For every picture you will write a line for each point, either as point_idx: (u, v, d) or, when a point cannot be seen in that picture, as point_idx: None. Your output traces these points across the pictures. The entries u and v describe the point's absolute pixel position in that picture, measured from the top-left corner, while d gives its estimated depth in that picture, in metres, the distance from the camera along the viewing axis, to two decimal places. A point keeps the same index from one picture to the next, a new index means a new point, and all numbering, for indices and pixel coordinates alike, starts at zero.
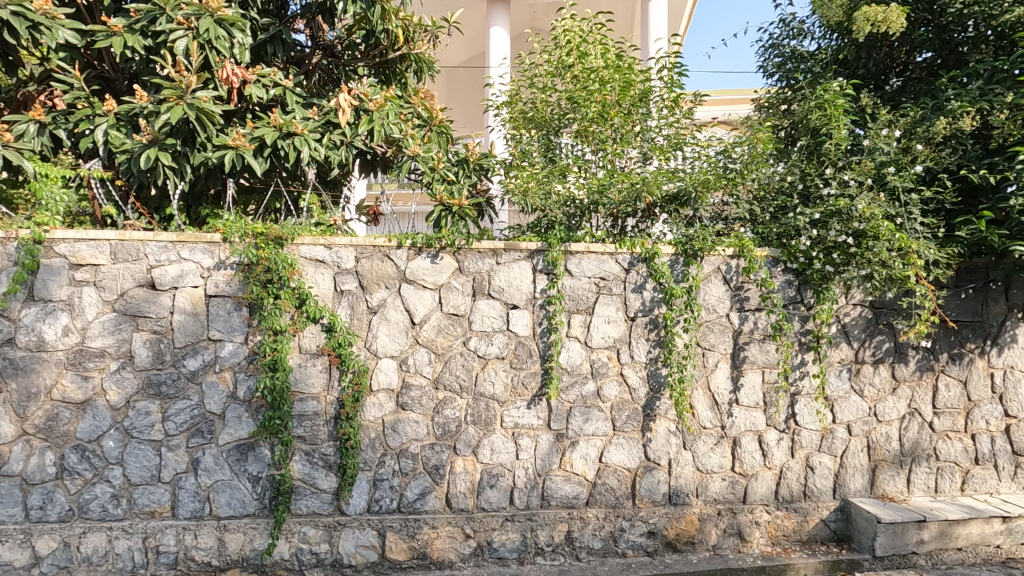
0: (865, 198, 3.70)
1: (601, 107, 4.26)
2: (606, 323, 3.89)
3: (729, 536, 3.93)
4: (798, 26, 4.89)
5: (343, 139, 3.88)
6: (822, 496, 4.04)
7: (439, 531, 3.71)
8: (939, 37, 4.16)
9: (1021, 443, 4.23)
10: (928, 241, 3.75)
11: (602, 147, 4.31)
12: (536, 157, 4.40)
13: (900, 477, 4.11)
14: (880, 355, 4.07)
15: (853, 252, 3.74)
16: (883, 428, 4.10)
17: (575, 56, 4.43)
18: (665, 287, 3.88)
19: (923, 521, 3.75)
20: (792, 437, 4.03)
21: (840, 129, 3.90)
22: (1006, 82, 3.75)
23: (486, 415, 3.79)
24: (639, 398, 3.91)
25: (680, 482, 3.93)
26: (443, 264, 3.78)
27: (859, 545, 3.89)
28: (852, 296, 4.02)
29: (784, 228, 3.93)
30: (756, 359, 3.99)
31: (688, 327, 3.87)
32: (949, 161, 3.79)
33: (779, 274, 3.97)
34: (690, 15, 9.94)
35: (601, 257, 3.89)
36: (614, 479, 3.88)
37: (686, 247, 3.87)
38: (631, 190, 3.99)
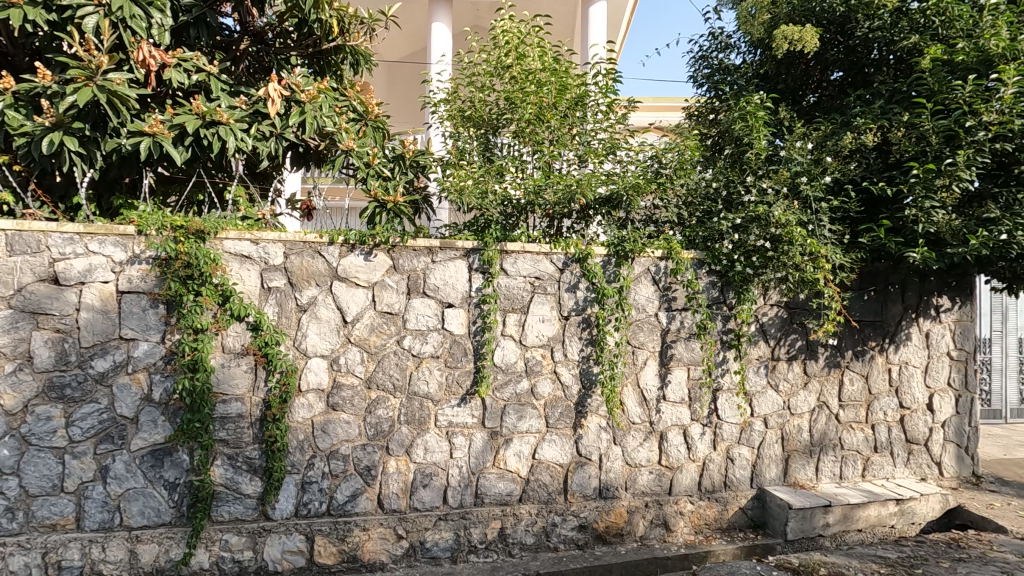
0: (782, 205, 3.94)
1: (536, 109, 4.31)
2: (541, 322, 3.95)
3: (656, 526, 4.09)
4: (725, 40, 5.16)
5: (272, 130, 3.75)
6: (741, 485, 4.28)
7: (370, 532, 3.65)
8: (849, 58, 4.49)
9: (913, 431, 4.64)
10: (835, 247, 4.04)
11: (538, 149, 4.35)
12: (473, 156, 4.42)
13: (810, 465, 4.42)
14: (793, 352, 4.36)
15: (770, 256, 3.98)
16: (795, 421, 4.39)
17: (514, 57, 4.47)
18: (597, 286, 3.99)
19: (828, 505, 4.04)
20: (714, 431, 4.24)
21: (761, 139, 4.16)
22: (903, 102, 4.10)
23: (420, 414, 3.76)
24: (572, 395, 4.00)
25: (610, 476, 4.05)
26: (376, 262, 3.72)
27: (773, 531, 4.15)
28: (770, 296, 4.28)
29: (709, 231, 4.14)
30: (682, 357, 4.17)
31: (619, 326, 3.99)
32: (855, 174, 4.11)
33: (704, 276, 4.18)
34: (629, 24, 10.25)
35: (536, 257, 3.95)
36: (546, 475, 3.95)
37: (618, 249, 4.00)
38: (565, 191, 4.05)
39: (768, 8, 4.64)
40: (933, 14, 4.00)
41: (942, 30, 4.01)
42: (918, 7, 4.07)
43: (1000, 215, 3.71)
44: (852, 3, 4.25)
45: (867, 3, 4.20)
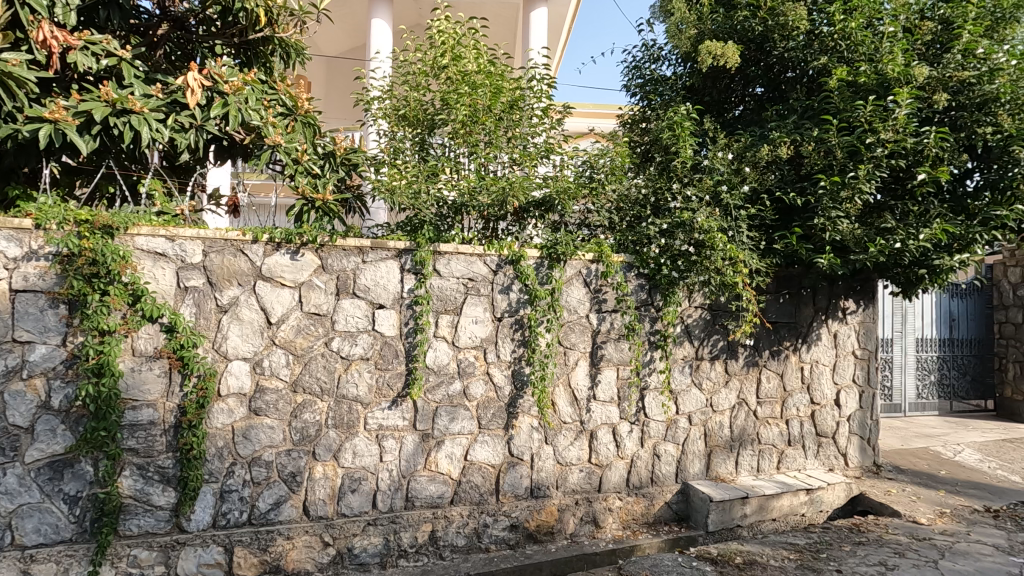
0: (705, 212, 4.13)
1: (470, 111, 4.29)
2: (474, 323, 3.96)
3: (585, 523, 4.18)
4: (656, 52, 5.36)
5: (192, 122, 3.54)
6: (666, 481, 4.44)
7: (295, 541, 3.53)
8: (767, 75, 4.84)
9: (823, 425, 4.98)
10: (753, 252, 4.28)
11: (473, 150, 4.33)
12: (409, 156, 4.40)
13: (730, 459, 4.65)
14: (715, 352, 4.59)
15: (694, 260, 4.16)
16: (717, 418, 4.61)
17: (450, 58, 4.44)
18: (529, 289, 4.03)
19: (746, 497, 4.27)
20: (641, 428, 4.38)
21: (687, 148, 4.36)
22: (813, 119, 4.40)
23: (348, 418, 3.68)
24: (504, 396, 4.03)
25: (542, 475, 4.11)
26: (303, 262, 3.60)
27: (695, 523, 4.34)
28: (694, 299, 4.49)
29: (638, 236, 4.28)
30: (612, 357, 4.30)
31: (551, 327, 4.05)
32: (771, 183, 4.38)
33: (633, 278, 4.32)
34: (569, 32, 10.47)
35: (469, 258, 3.95)
36: (478, 477, 3.95)
37: (550, 251, 4.06)
38: (499, 193, 4.06)
39: (695, 24, 4.87)
40: (840, 38, 4.31)
41: (848, 53, 4.31)
42: (828, 30, 4.36)
43: (895, 225, 4.03)
44: (769, 24, 4.53)
45: (783, 25, 4.48)
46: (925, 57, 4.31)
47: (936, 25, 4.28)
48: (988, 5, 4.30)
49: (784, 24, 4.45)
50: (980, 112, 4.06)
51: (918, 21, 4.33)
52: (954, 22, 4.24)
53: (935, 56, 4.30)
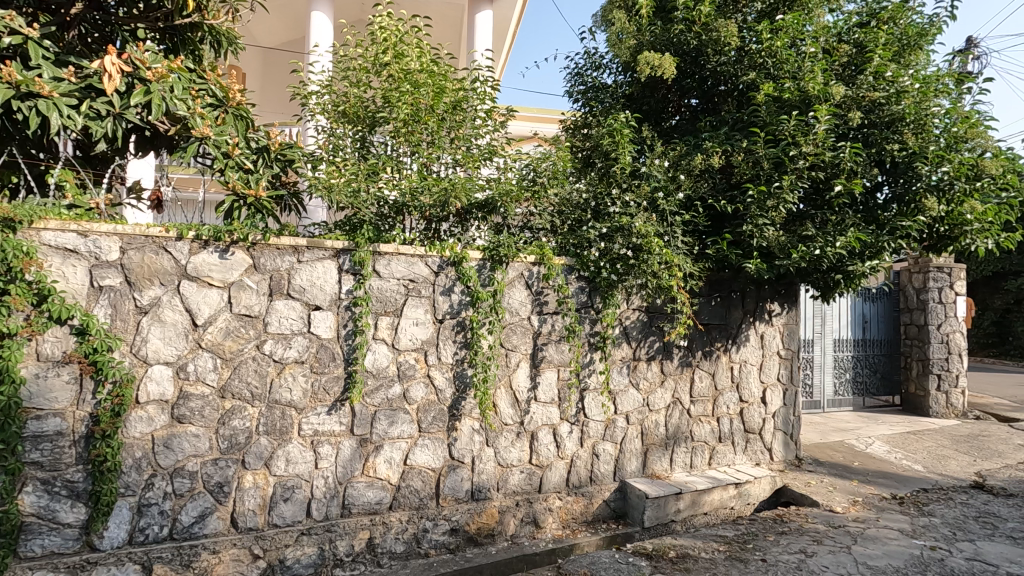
0: (642, 217, 4.24)
1: (412, 110, 4.22)
2: (414, 325, 3.90)
3: (525, 524, 4.20)
4: (597, 60, 5.48)
5: (110, 109, 3.29)
6: (605, 479, 4.54)
7: (221, 555, 3.35)
8: (701, 87, 5.05)
9: (750, 422, 5.24)
10: (687, 257, 4.44)
11: (415, 150, 4.26)
12: (348, 153, 4.28)
13: (665, 456, 4.80)
14: (652, 353, 4.74)
15: (632, 263, 4.26)
16: (653, 417, 4.76)
17: (392, 55, 4.36)
18: (471, 290, 4.02)
19: (679, 493, 4.42)
20: (581, 428, 4.46)
21: (625, 155, 4.49)
22: (743, 130, 4.65)
23: (281, 424, 3.53)
24: (445, 399, 3.99)
25: (482, 478, 4.09)
26: (233, 261, 3.43)
27: (632, 520, 4.45)
28: (632, 302, 4.63)
29: (579, 239, 4.36)
30: (553, 359, 4.34)
31: (492, 329, 4.03)
32: (704, 191, 4.58)
33: (574, 281, 4.40)
34: (513, 36, 10.57)
35: (410, 259, 3.89)
36: (418, 481, 3.89)
37: (492, 253, 4.06)
38: (441, 194, 4.01)
39: (634, 35, 5.04)
40: (767, 55, 4.58)
41: (774, 69, 4.58)
42: (756, 48, 4.63)
43: (815, 233, 4.30)
44: (703, 38, 4.76)
45: (715, 40, 4.70)
46: (841, 77, 4.65)
47: (851, 49, 4.62)
48: (895, 32, 4.68)
49: (717, 40, 4.68)
50: (888, 130, 4.41)
51: (835, 43, 4.67)
52: (867, 46, 4.58)
53: (850, 76, 4.63)
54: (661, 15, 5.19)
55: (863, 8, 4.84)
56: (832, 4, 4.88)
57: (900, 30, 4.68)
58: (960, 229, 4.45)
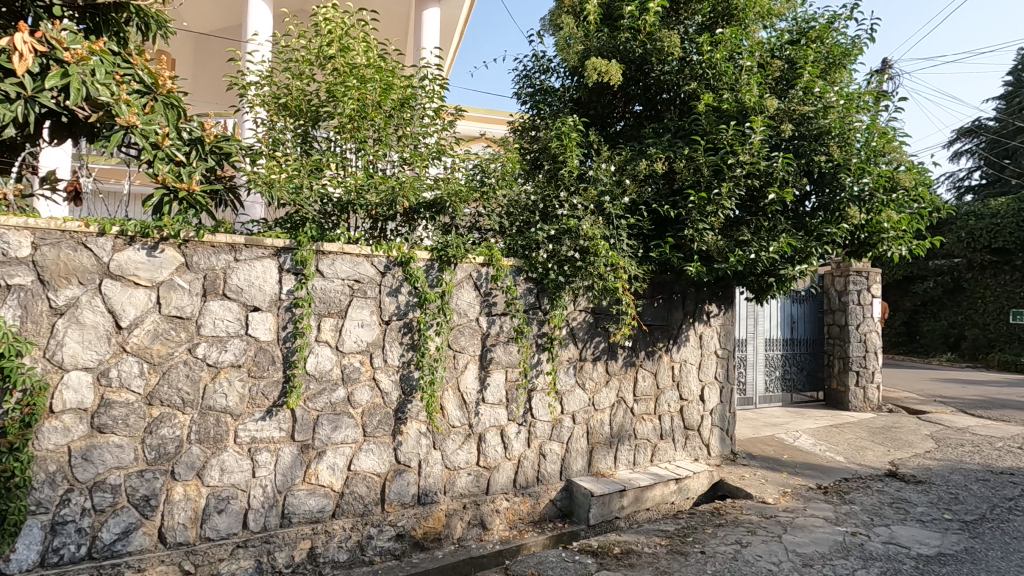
0: (589, 220, 4.30)
1: (358, 105, 4.09)
2: (359, 327, 3.80)
3: (472, 527, 4.18)
4: (545, 63, 5.54)
5: (20, 92, 2.98)
6: (551, 479, 4.59)
7: (148, 573, 3.13)
8: (645, 94, 5.20)
9: (690, 419, 5.43)
10: (632, 259, 4.55)
11: (361, 147, 4.14)
12: (290, 148, 4.12)
13: (610, 455, 4.91)
14: (597, 353, 4.84)
15: (579, 265, 4.32)
16: (598, 416, 4.85)
17: (337, 48, 4.21)
18: (419, 291, 3.95)
19: (623, 490, 4.52)
20: (528, 429, 4.48)
21: (573, 158, 4.53)
22: (684, 138, 4.83)
23: (215, 431, 3.34)
24: (391, 402, 3.90)
25: (429, 481, 4.03)
26: (162, 259, 3.22)
27: (578, 518, 4.52)
28: (578, 303, 4.71)
29: (527, 241, 4.38)
30: (500, 360, 4.34)
31: (440, 331, 3.97)
32: (647, 196, 4.71)
33: (522, 282, 4.42)
34: (461, 35, 10.52)
35: (356, 259, 3.78)
36: (362, 487, 3.79)
37: (441, 254, 4.01)
38: (387, 193, 3.93)
39: (582, 40, 5.14)
40: (707, 66, 4.77)
41: (713, 81, 4.78)
42: (697, 59, 4.82)
43: (750, 238, 4.52)
44: (648, 47, 4.90)
45: (659, 50, 4.85)
46: (774, 91, 4.90)
47: (783, 64, 4.91)
48: (823, 50, 4.97)
49: (660, 50, 4.83)
50: (817, 142, 4.69)
51: (769, 58, 4.94)
52: (797, 63, 4.85)
53: (782, 90, 4.90)
54: (608, 23, 5.31)
55: (794, 26, 5.14)
56: (766, 21, 5.14)
57: (827, 49, 4.97)
58: (878, 237, 4.79)
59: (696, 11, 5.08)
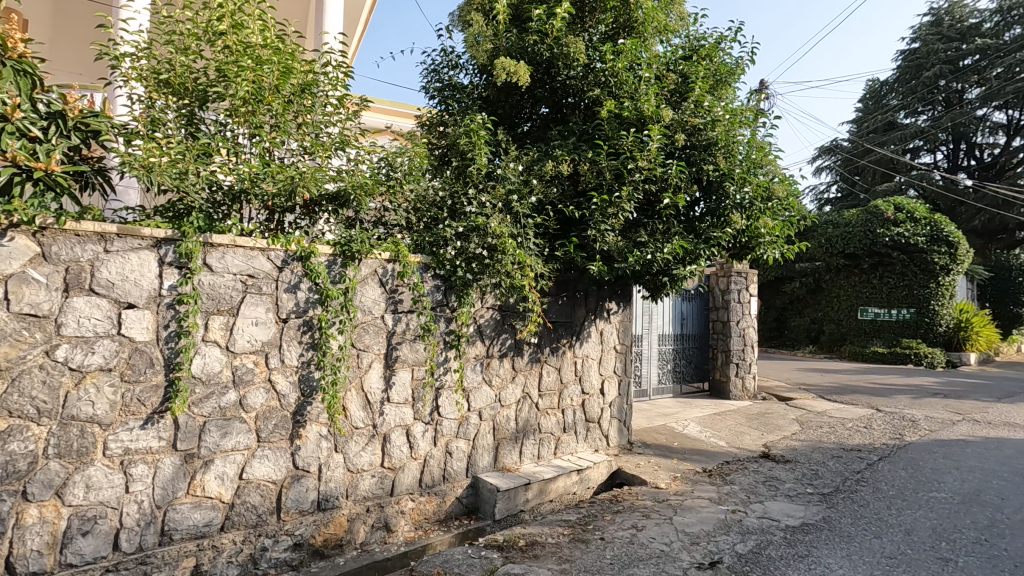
0: (497, 218, 4.33)
1: (253, 87, 3.79)
2: (253, 325, 3.55)
3: (376, 530, 4.06)
4: (454, 59, 5.50)
5: None
6: (458, 476, 4.58)
7: None
8: (551, 97, 5.36)
9: (591, 412, 5.66)
10: (538, 258, 4.63)
11: (256, 133, 3.85)
12: (173, 130, 3.72)
13: (515, 449, 4.99)
14: (504, 350, 4.90)
15: (486, 263, 4.32)
16: (504, 412, 4.91)
17: (229, 24, 3.85)
18: (320, 288, 3.76)
19: (528, 483, 4.61)
20: (435, 428, 4.44)
21: (481, 156, 4.57)
22: (588, 142, 5.04)
23: (79, 444, 2.96)
24: (288, 405, 3.69)
25: (330, 486, 3.86)
26: (11, 248, 2.80)
27: (484, 514, 4.55)
28: (486, 300, 4.74)
29: (435, 237, 4.32)
30: (406, 358, 4.26)
31: (343, 329, 3.81)
32: (553, 197, 4.85)
33: (429, 279, 4.37)
34: (366, 23, 10.19)
35: (250, 252, 3.53)
36: (256, 496, 3.55)
37: (344, 249, 3.85)
38: (286, 182, 3.69)
39: (491, 39, 5.20)
40: (610, 74, 5.01)
41: (615, 88, 5.01)
42: (600, 67, 5.05)
43: (647, 240, 4.80)
44: (555, 51, 5.03)
45: (566, 55, 5.01)
46: (670, 102, 5.24)
47: (677, 78, 5.30)
48: (712, 68, 5.37)
49: (567, 54, 4.99)
50: (706, 152, 5.06)
51: (665, 71, 5.33)
52: (689, 78, 5.25)
53: (676, 102, 5.27)
54: (517, 24, 5.40)
55: (687, 43, 5.52)
56: (664, 35, 5.43)
57: (715, 66, 5.38)
58: (756, 241, 5.26)
59: (600, 20, 5.33)
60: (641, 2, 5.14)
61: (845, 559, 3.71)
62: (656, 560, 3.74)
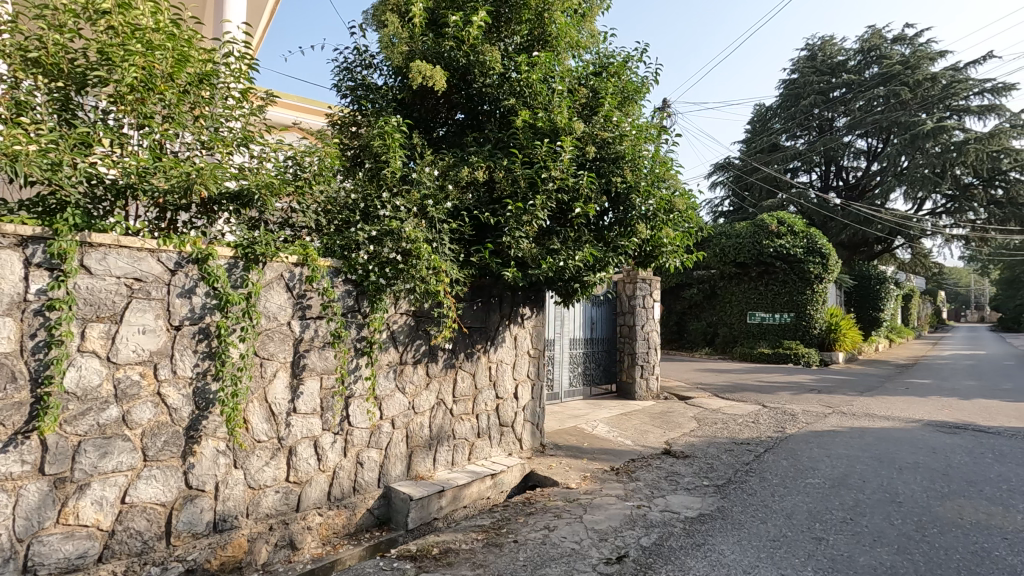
0: (412, 223, 4.24)
1: (142, 74, 3.46)
2: (140, 333, 3.25)
3: (280, 548, 3.84)
4: (369, 59, 5.38)
5: None
6: (369, 487, 4.45)
7: None
8: (467, 103, 5.40)
9: (505, 416, 5.72)
10: (453, 263, 4.62)
11: (145, 123, 3.53)
12: (43, 115, 3.28)
13: (429, 457, 4.93)
14: (418, 356, 4.84)
15: (401, 268, 4.23)
16: (418, 419, 4.85)
17: (114, 2, 3.47)
18: (219, 293, 3.49)
19: (442, 490, 4.57)
20: (345, 438, 4.28)
21: (396, 159, 4.49)
22: (503, 150, 5.12)
23: None
24: (180, 419, 3.40)
25: (228, 505, 3.61)
26: None
27: (396, 524, 4.45)
28: (400, 306, 4.65)
29: (346, 241, 4.19)
30: (315, 366, 4.08)
31: (245, 337, 3.58)
32: (469, 203, 4.86)
33: (340, 284, 4.23)
34: (272, 15, 9.71)
35: (137, 254, 3.23)
36: (141, 520, 3.24)
37: (247, 251, 3.61)
38: (180, 179, 3.41)
39: (406, 41, 5.13)
40: (524, 85, 5.12)
41: (529, 99, 5.13)
42: (515, 77, 5.15)
43: (560, 247, 4.94)
44: (471, 59, 5.08)
45: (481, 63, 5.07)
46: (581, 115, 5.47)
47: (588, 93, 5.53)
48: (620, 85, 5.66)
49: (483, 63, 5.05)
50: (614, 165, 5.30)
51: (577, 85, 5.55)
52: (599, 93, 5.50)
53: (587, 115, 5.50)
54: (433, 29, 5.37)
55: (598, 59, 5.78)
56: (576, 50, 5.64)
57: (623, 84, 5.67)
58: (659, 250, 5.57)
59: (516, 31, 5.44)
60: (554, 18, 5.31)
61: (737, 544, 4.03)
62: (567, 558, 3.84)
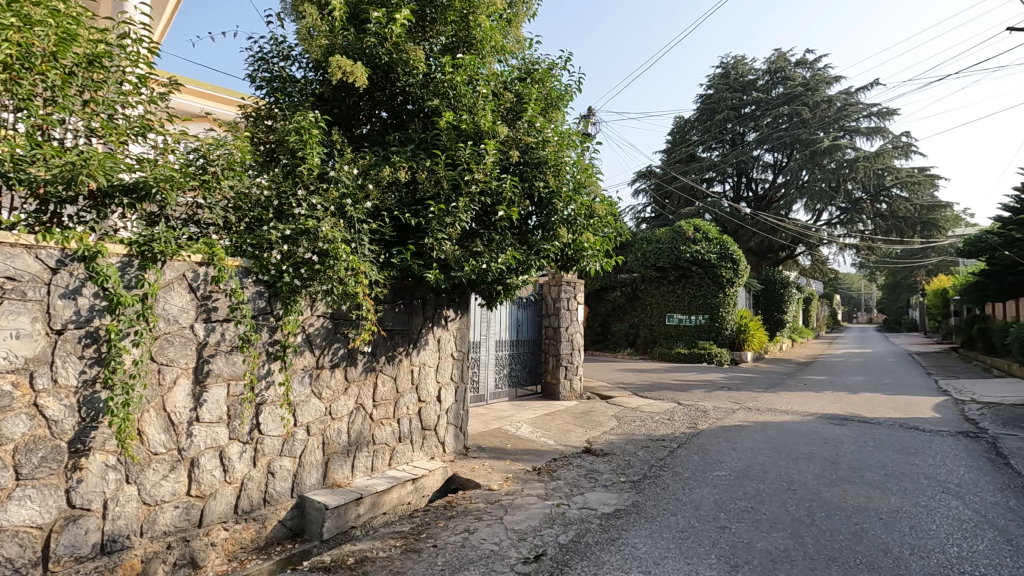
0: (329, 222, 4.07)
1: (18, 51, 3.08)
2: (14, 338, 2.92)
3: (179, 567, 3.58)
4: (286, 49, 5.15)
5: None
6: (280, 498, 4.25)
7: None
8: (390, 102, 5.33)
9: (427, 419, 5.66)
10: (373, 265, 4.51)
11: (22, 105, 3.16)
12: None
13: (347, 463, 4.78)
14: (335, 360, 4.69)
15: (317, 269, 4.05)
16: (335, 425, 4.69)
17: None
18: (109, 294, 3.19)
19: (359, 498, 4.45)
20: (254, 447, 4.07)
21: (313, 156, 4.32)
22: (426, 150, 5.08)
23: None
24: (62, 433, 3.09)
25: (119, 524, 3.33)
26: None
27: (310, 535, 4.28)
28: (316, 308, 4.49)
29: (257, 240, 3.95)
30: (221, 372, 3.86)
31: (139, 342, 3.32)
32: (390, 203, 4.77)
33: (250, 285, 4.03)
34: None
35: (10, 251, 2.91)
36: (13, 546, 2.92)
37: (142, 249, 3.35)
38: (63, 169, 3.07)
39: (326, 35, 4.96)
40: (449, 87, 5.09)
41: (453, 100, 5.12)
42: (440, 78, 5.11)
43: (482, 249, 4.96)
44: (394, 56, 4.99)
45: (404, 61, 5.01)
46: (505, 119, 5.53)
47: (513, 98, 5.61)
48: (544, 91, 5.77)
49: (406, 61, 4.98)
50: (537, 170, 5.39)
51: (502, 89, 5.61)
52: (523, 98, 5.58)
53: (512, 119, 5.57)
54: (355, 24, 5.25)
55: (523, 65, 5.88)
56: (501, 55, 5.71)
57: (547, 90, 5.79)
58: (580, 254, 5.72)
59: (441, 31, 5.41)
60: (480, 21, 5.30)
61: (648, 537, 4.21)
62: (486, 560, 3.86)
